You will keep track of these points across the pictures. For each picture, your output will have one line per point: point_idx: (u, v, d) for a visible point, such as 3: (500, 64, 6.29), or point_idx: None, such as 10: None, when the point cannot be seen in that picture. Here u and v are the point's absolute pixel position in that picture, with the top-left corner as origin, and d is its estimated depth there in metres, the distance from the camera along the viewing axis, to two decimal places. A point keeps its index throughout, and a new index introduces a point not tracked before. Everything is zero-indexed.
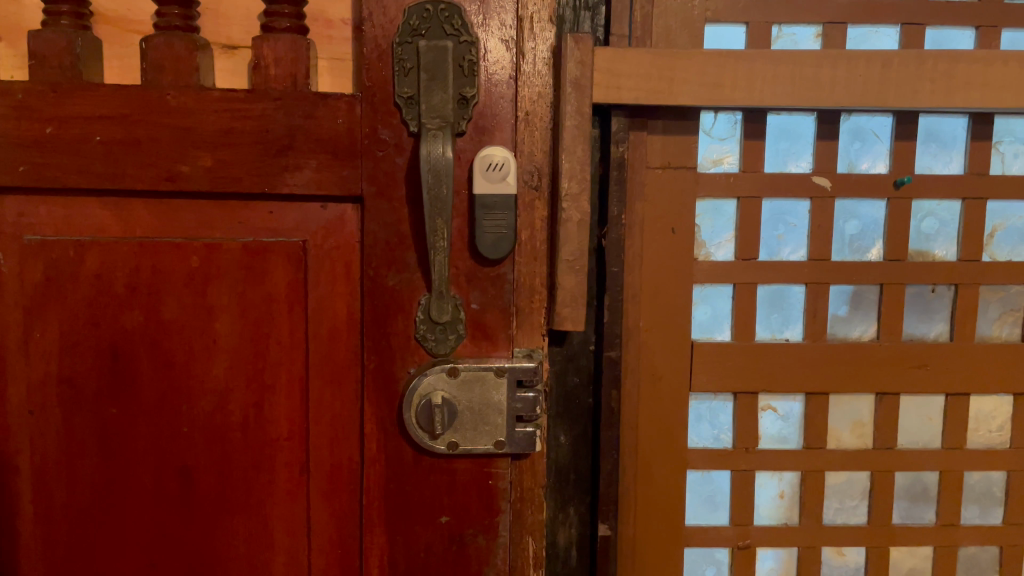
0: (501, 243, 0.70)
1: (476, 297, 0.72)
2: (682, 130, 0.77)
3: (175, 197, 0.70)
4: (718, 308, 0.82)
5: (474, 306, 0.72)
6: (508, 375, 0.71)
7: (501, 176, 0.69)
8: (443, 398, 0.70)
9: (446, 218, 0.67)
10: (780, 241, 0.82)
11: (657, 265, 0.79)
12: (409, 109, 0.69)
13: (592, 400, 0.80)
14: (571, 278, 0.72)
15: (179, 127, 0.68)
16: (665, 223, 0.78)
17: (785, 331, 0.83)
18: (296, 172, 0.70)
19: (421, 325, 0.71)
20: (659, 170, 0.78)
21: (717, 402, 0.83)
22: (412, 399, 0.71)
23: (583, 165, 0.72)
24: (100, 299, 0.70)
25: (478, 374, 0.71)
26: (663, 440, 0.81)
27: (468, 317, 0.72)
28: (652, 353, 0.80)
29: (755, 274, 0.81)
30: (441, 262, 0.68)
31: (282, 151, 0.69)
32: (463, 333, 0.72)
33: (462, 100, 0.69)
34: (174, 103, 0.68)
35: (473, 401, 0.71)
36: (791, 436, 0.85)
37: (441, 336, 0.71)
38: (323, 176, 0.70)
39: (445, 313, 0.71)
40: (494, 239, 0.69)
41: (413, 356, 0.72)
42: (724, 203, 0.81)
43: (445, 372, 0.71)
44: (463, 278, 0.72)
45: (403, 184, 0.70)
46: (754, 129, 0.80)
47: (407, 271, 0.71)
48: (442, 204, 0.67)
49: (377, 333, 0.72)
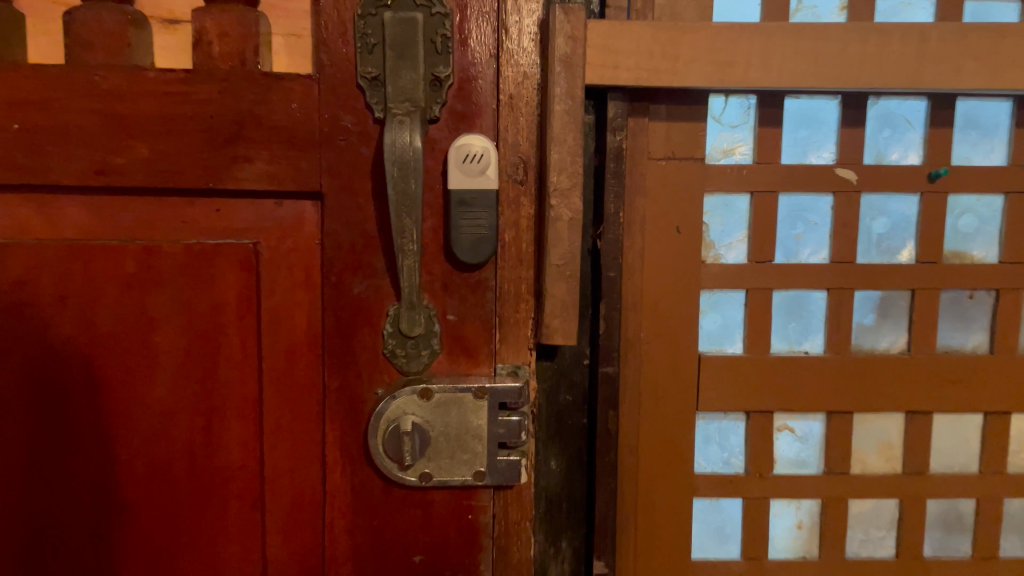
0: (481, 245, 0.61)
1: (453, 306, 0.63)
2: (687, 116, 0.69)
3: (108, 193, 0.61)
4: (729, 317, 0.73)
5: (451, 317, 0.63)
6: (490, 398, 0.62)
7: (480, 170, 0.59)
8: (413, 424, 0.61)
9: (415, 216, 0.58)
10: (799, 241, 0.73)
11: (659, 269, 0.70)
12: (373, 91, 0.60)
13: (586, 420, 0.71)
14: (561, 286, 0.62)
15: (111, 112, 0.59)
16: (669, 221, 0.69)
17: (804, 343, 0.74)
18: (245, 164, 0.60)
19: (390, 339, 0.62)
20: (662, 162, 0.69)
21: (727, 423, 0.74)
22: (379, 423, 0.62)
23: (574, 156, 0.61)
24: (21, 310, 0.60)
25: (454, 397, 0.62)
26: (667, 464, 0.72)
27: (444, 330, 0.63)
28: (654, 367, 0.71)
29: (771, 279, 0.72)
30: (411, 267, 0.59)
31: (230, 140, 0.60)
32: (438, 348, 0.63)
33: (435, 82, 0.60)
34: (104, 85, 0.59)
35: (449, 427, 0.62)
36: (811, 459, 0.76)
37: (413, 351, 0.62)
38: (277, 169, 0.61)
39: (417, 327, 0.62)
40: (473, 241, 0.60)
41: (382, 374, 0.63)
42: (735, 198, 0.72)
43: (416, 395, 0.62)
44: (438, 284, 0.63)
45: (369, 178, 0.61)
46: (770, 115, 0.70)
47: (375, 277, 0.62)
48: (410, 201, 0.58)
49: (341, 348, 0.63)
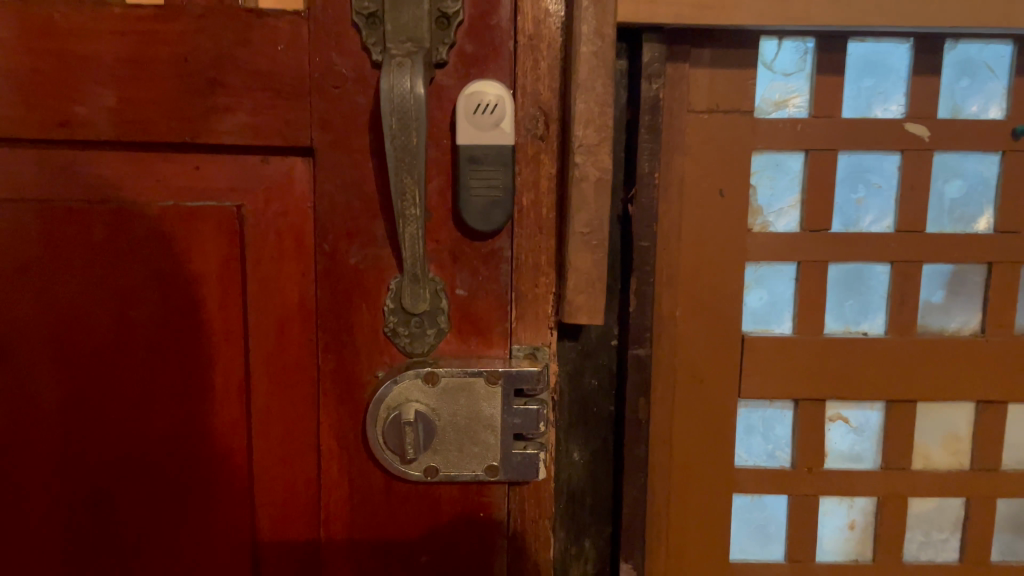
0: (494, 210, 0.53)
1: (464, 279, 0.56)
2: (733, 61, 0.60)
3: (73, 147, 0.54)
4: (777, 293, 0.65)
5: (461, 292, 0.56)
6: (505, 383, 0.55)
7: (493, 122, 0.52)
8: (417, 413, 0.54)
9: (419, 173, 0.50)
10: (860, 207, 0.64)
11: (698, 237, 0.62)
12: (370, 30, 0.52)
13: (613, 408, 0.63)
14: (586, 257, 0.54)
15: (73, 55, 0.52)
16: (711, 182, 0.61)
17: (862, 323, 0.65)
18: (225, 115, 0.53)
19: (392, 316, 0.55)
20: (705, 115, 0.60)
21: (773, 411, 0.66)
22: (380, 410, 0.55)
23: (603, 105, 0.52)
24: None
25: (463, 382, 0.54)
26: (703, 457, 0.65)
27: (452, 306, 0.56)
28: (690, 349, 0.63)
29: (826, 249, 0.63)
30: (414, 234, 0.51)
31: (207, 88, 0.52)
32: (446, 327, 0.56)
33: (442, 19, 0.52)
34: (64, 24, 0.51)
35: (457, 416, 0.55)
36: (867, 453, 0.67)
37: (418, 330, 0.55)
38: (261, 121, 0.53)
39: (422, 302, 0.55)
40: (485, 205, 0.53)
41: (382, 355, 0.56)
42: (787, 156, 0.63)
43: (421, 379, 0.54)
44: (446, 255, 0.55)
45: (367, 132, 0.53)
46: (830, 60, 0.61)
47: (374, 245, 0.55)
48: (412, 158, 0.49)
49: (336, 326, 0.56)
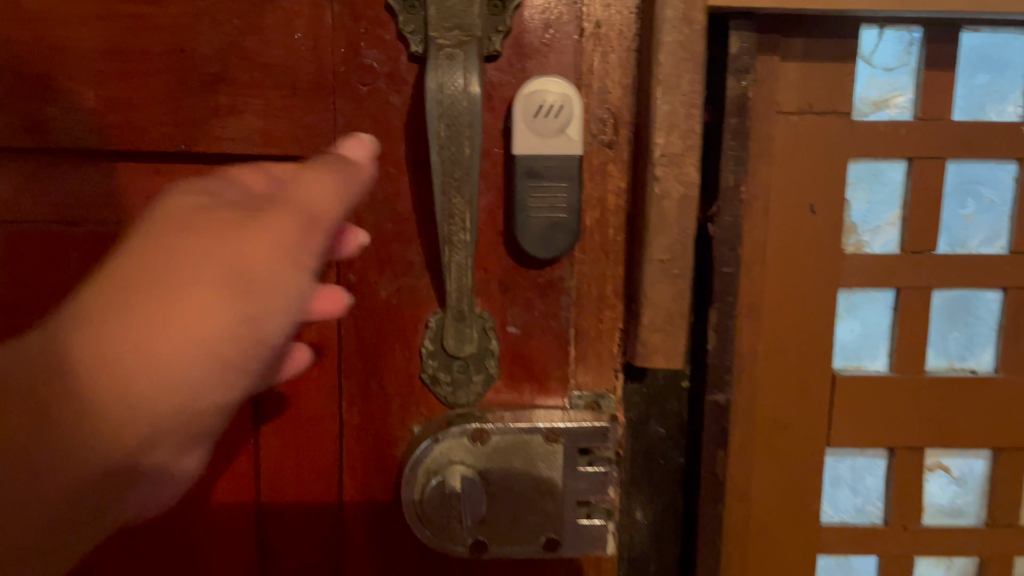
0: (556, 234, 0.43)
1: (515, 314, 0.47)
2: (830, 54, 0.50)
3: (44, 159, 0.44)
4: (871, 324, 0.56)
5: (512, 330, 0.47)
6: (566, 441, 0.46)
7: (558, 127, 0.42)
8: (464, 479, 0.44)
9: (472, 193, 0.40)
10: (968, 225, 0.55)
11: (784, 261, 0.53)
12: (408, 15, 0.42)
13: (683, 459, 0.54)
14: (664, 289, 0.45)
15: (44, 45, 0.42)
16: (801, 196, 0.52)
17: (967, 359, 0.56)
18: (230, 119, 0.43)
19: (430, 360, 0.46)
20: (795, 117, 0.51)
21: (864, 461, 0.57)
22: (416, 475, 0.45)
23: (690, 107, 0.43)
24: None
25: (517, 440, 0.45)
26: (786, 514, 0.56)
27: (502, 347, 0.47)
28: (772, 390, 0.54)
29: (931, 274, 0.54)
30: (462, 265, 0.42)
31: (209, 85, 0.43)
32: (495, 373, 0.46)
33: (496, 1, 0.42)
34: (32, 6, 0.42)
35: (510, 480, 0.45)
36: (969, 507, 0.59)
37: (462, 376, 0.46)
38: (274, 125, 0.43)
39: (467, 344, 0.45)
40: (546, 228, 0.43)
41: (418, 405, 0.47)
42: (886, 166, 0.54)
43: (468, 437, 0.45)
44: (496, 286, 0.46)
45: (402, 138, 0.44)
46: (939, 54, 0.52)
47: (409, 275, 0.45)
48: (462, 172, 0.40)
49: (363, 370, 0.47)
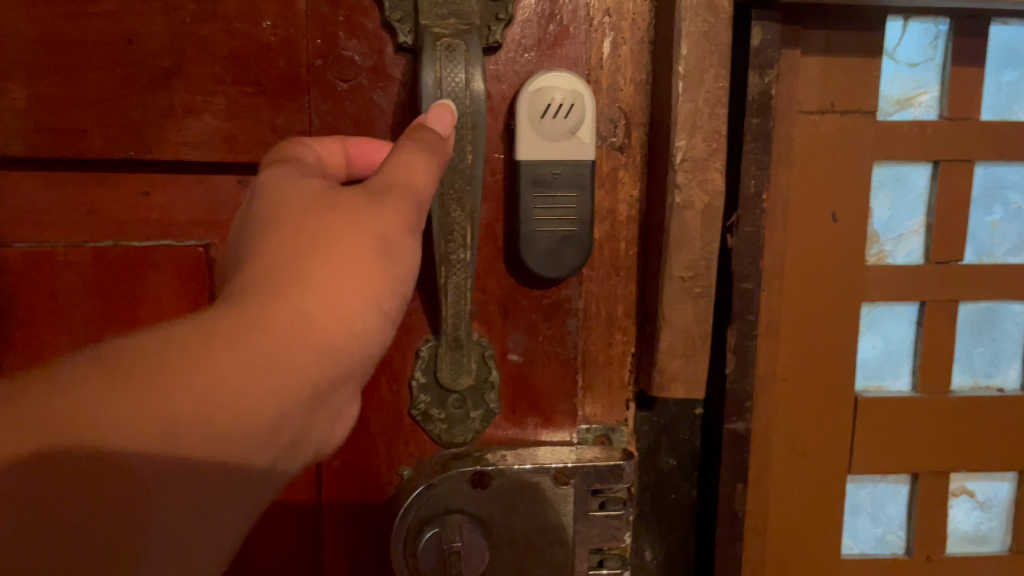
0: (565, 249, 0.38)
1: (517, 340, 0.41)
2: (855, 48, 0.46)
3: None
4: (893, 340, 0.52)
5: (514, 358, 0.41)
6: (577, 483, 0.40)
7: (567, 128, 0.36)
8: (466, 531, 0.39)
9: (473, 205, 0.35)
10: (995, 232, 0.51)
11: (806, 274, 0.48)
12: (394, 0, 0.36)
13: (695, 492, 0.49)
14: (685, 310, 0.40)
15: None
16: (822, 202, 0.47)
17: (994, 376, 0.53)
18: (189, 121, 0.37)
19: (422, 395, 0.40)
20: (817, 117, 0.46)
21: (885, 487, 0.53)
22: (407, 526, 0.39)
23: (715, 105, 0.38)
24: None
25: (523, 484, 0.40)
26: (805, 547, 0.51)
27: (502, 377, 0.41)
28: (792, 415, 0.49)
29: (958, 286, 0.50)
30: (460, 288, 0.37)
31: (162, 82, 0.36)
32: (495, 408, 0.41)
33: None
34: None
35: (516, 528, 0.40)
36: (993, 533, 0.55)
37: (458, 413, 0.40)
38: (239, 128, 0.37)
39: (465, 376, 0.40)
40: (554, 243, 0.38)
41: (408, 444, 0.41)
42: (910, 169, 0.50)
43: (467, 481, 0.39)
44: (495, 308, 0.41)
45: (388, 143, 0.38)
46: (968, 47, 0.48)
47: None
48: (463, 181, 0.35)
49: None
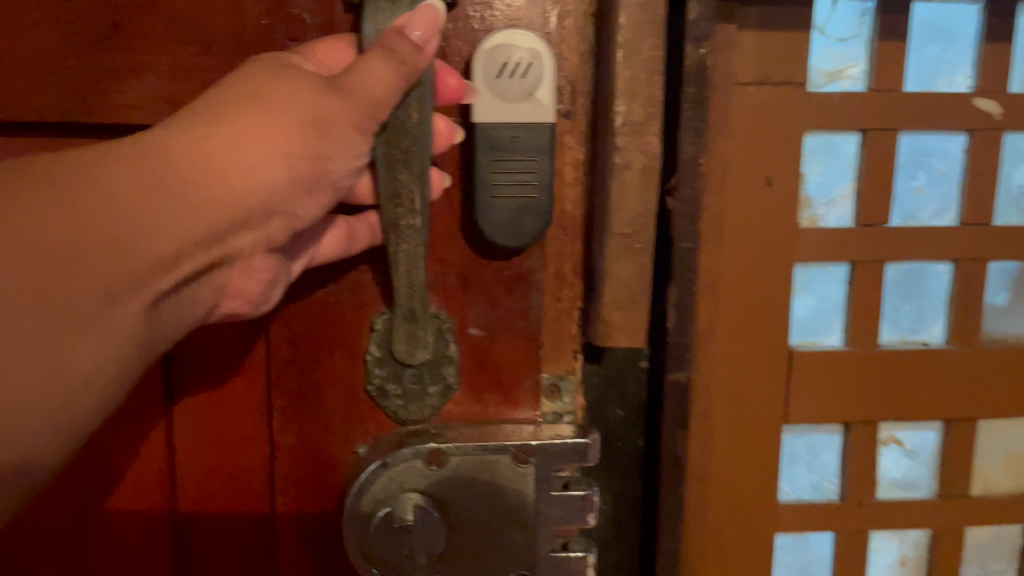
0: (524, 215, 0.39)
1: (478, 314, 0.44)
2: (787, 24, 0.49)
3: None
4: (826, 299, 0.56)
5: (474, 332, 0.44)
6: (537, 462, 0.41)
7: (525, 89, 0.37)
8: (420, 505, 0.40)
9: (421, 169, 0.35)
10: (920, 197, 0.55)
11: (744, 237, 0.51)
12: None
13: (642, 441, 0.53)
14: (628, 264, 0.43)
15: None
16: (758, 169, 0.51)
17: (920, 332, 0.57)
18: (132, 81, 0.37)
19: (378, 369, 0.42)
20: (751, 89, 0.50)
21: (820, 437, 0.57)
22: (364, 503, 0.40)
23: (652, 73, 0.41)
24: None
25: (481, 462, 0.41)
26: (745, 493, 0.55)
27: (464, 351, 0.44)
28: (730, 368, 0.53)
29: (886, 248, 0.54)
30: (414, 260, 0.37)
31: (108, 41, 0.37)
32: (453, 379, 0.43)
33: None
34: None
35: (475, 505, 0.41)
36: (922, 479, 0.59)
37: (415, 388, 0.42)
38: (183, 89, 0.37)
39: (422, 349, 0.41)
40: (513, 212, 0.39)
41: (367, 417, 0.43)
42: (841, 138, 0.54)
43: (422, 459, 0.41)
44: (456, 283, 0.43)
45: None
46: (892, 24, 0.51)
47: (351, 269, 0.41)
48: (415, 155, 0.35)
49: (300, 376, 0.42)
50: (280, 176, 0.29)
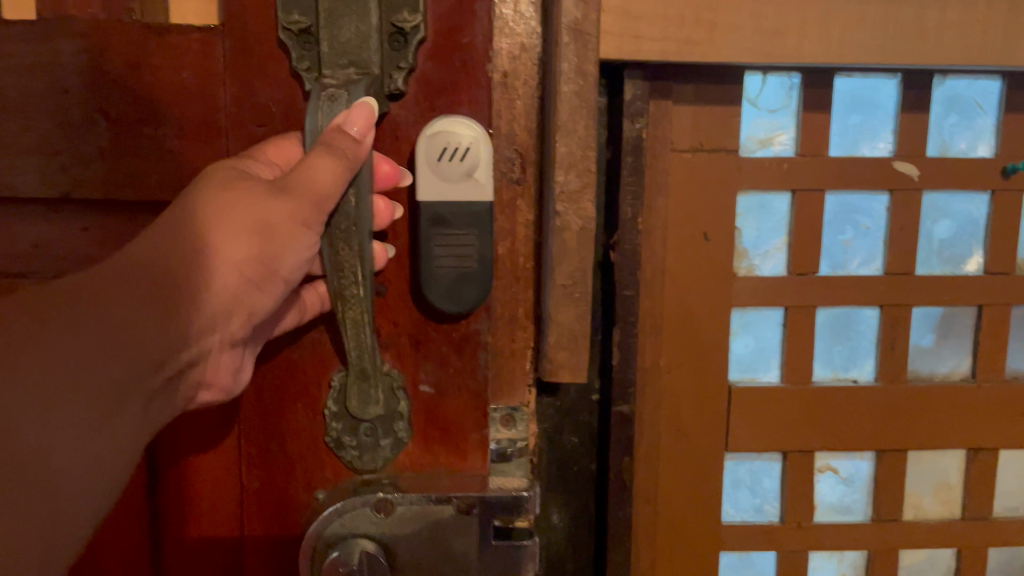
0: (464, 284, 0.42)
1: (429, 373, 0.44)
2: (718, 99, 0.56)
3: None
4: (764, 339, 0.62)
5: (426, 389, 0.44)
6: (479, 511, 0.42)
7: (464, 167, 0.40)
8: (366, 551, 0.41)
9: (360, 243, 0.37)
10: (848, 249, 0.61)
11: (682, 285, 0.58)
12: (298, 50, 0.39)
13: (595, 466, 0.59)
14: (568, 311, 0.50)
15: None
16: (695, 225, 0.57)
17: (851, 370, 0.63)
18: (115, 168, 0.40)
19: (334, 424, 0.43)
20: (688, 155, 0.57)
21: (760, 464, 0.63)
22: (315, 548, 0.42)
23: (586, 149, 0.48)
24: None
25: (425, 512, 0.42)
26: (690, 514, 0.61)
27: (415, 408, 0.44)
28: (674, 401, 0.59)
29: (815, 295, 0.60)
30: (358, 326, 0.40)
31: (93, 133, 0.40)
32: (405, 436, 0.44)
33: (397, 35, 0.39)
34: None
35: (419, 554, 0.43)
36: (857, 504, 0.65)
37: (367, 440, 0.43)
38: (163, 176, 0.40)
39: (372, 407, 0.43)
40: (455, 280, 0.42)
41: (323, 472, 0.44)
42: (773, 197, 0.60)
43: (371, 507, 0.42)
44: (408, 342, 0.44)
45: None
46: (815, 97, 0.58)
47: (307, 331, 0.43)
48: (354, 224, 0.37)
49: (263, 438, 0.44)
50: (229, 281, 0.33)
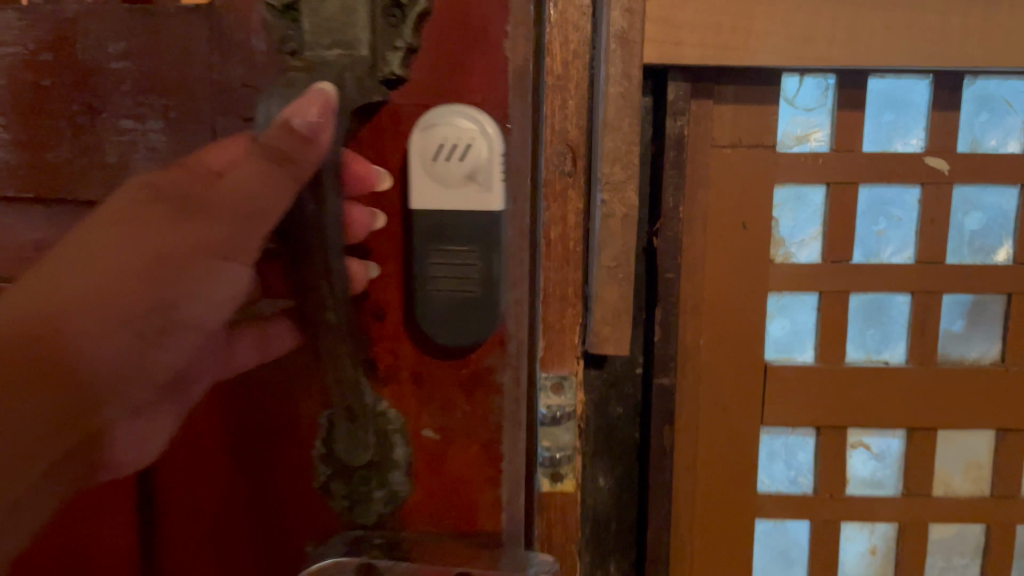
0: (469, 315, 0.31)
1: (432, 416, 0.34)
2: (757, 98, 0.61)
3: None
4: (799, 322, 0.67)
5: (429, 434, 0.34)
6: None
7: (459, 167, 0.29)
8: None
9: (328, 262, 0.30)
10: (881, 239, 0.65)
11: (722, 270, 0.63)
12: None
13: (638, 434, 0.65)
14: (613, 289, 0.56)
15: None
16: (734, 216, 0.62)
17: (883, 352, 0.67)
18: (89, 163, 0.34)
19: (320, 470, 0.34)
20: (728, 150, 0.62)
21: (795, 438, 0.68)
22: None
23: (630, 144, 0.54)
24: None
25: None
26: (728, 483, 0.66)
27: (416, 457, 0.34)
28: (712, 377, 0.64)
29: (848, 281, 0.65)
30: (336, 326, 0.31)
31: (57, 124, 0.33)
32: (399, 492, 0.34)
33: None
34: None
35: None
36: (889, 480, 0.69)
37: (359, 493, 0.34)
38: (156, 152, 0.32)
39: (360, 456, 0.34)
40: (456, 309, 0.31)
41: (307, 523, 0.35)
42: (809, 189, 0.65)
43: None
44: (407, 376, 0.33)
45: None
46: (850, 97, 0.62)
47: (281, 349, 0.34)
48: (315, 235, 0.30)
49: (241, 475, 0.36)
50: (120, 338, 0.30)
